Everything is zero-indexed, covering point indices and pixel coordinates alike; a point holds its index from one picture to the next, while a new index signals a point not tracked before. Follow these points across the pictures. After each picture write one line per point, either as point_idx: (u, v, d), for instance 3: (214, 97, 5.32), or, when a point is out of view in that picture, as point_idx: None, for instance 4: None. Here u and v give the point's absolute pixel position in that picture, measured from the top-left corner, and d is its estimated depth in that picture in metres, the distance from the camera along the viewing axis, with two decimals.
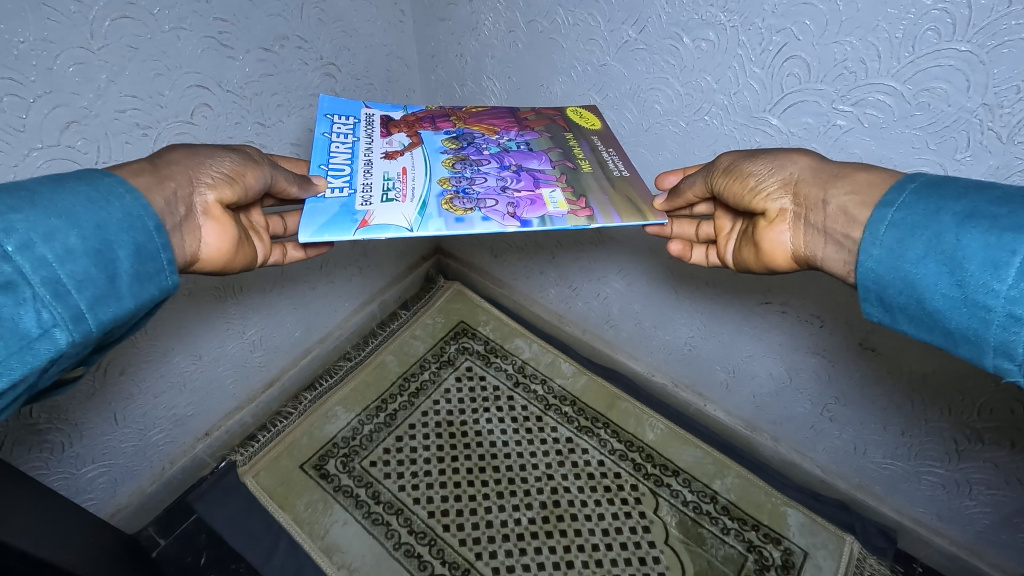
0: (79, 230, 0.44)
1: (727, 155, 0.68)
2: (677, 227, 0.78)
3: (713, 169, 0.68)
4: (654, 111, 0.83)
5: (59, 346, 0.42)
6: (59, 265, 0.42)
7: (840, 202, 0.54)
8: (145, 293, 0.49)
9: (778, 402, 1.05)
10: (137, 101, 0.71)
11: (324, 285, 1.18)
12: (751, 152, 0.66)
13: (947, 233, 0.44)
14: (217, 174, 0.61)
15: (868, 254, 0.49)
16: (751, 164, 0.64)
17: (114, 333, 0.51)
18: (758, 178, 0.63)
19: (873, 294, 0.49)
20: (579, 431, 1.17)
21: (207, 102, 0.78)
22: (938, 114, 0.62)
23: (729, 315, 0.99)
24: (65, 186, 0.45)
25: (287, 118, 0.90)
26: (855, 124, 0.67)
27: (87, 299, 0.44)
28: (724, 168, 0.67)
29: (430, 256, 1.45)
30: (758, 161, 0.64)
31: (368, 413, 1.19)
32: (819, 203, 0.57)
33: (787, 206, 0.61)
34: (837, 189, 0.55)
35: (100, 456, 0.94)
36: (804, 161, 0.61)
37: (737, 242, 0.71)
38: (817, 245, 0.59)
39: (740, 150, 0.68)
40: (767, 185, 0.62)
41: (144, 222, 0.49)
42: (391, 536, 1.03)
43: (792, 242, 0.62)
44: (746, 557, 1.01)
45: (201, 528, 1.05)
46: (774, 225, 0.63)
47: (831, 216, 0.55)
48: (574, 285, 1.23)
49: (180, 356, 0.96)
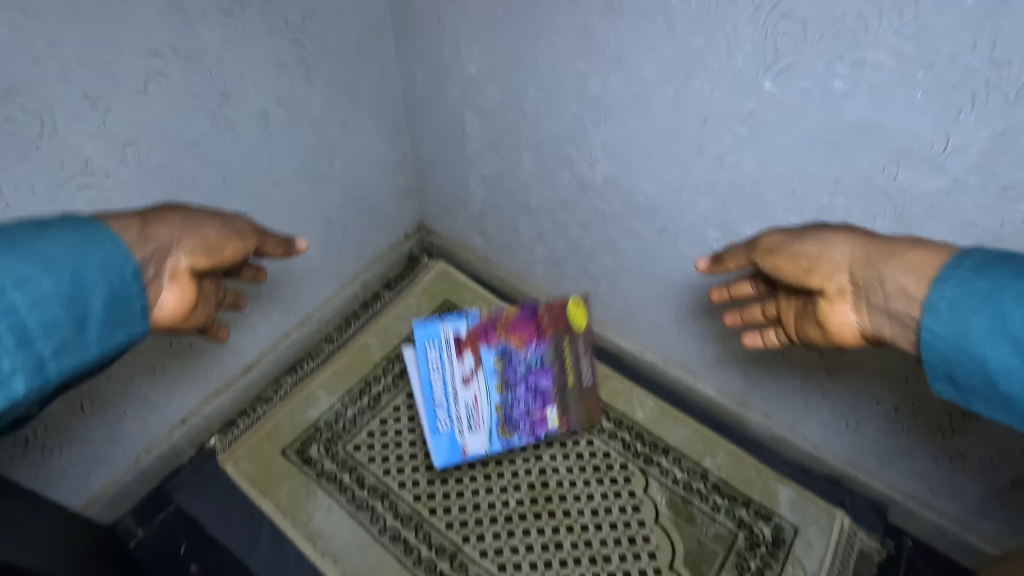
0: (56, 280, 0.49)
1: (773, 234, 0.67)
2: (745, 313, 0.74)
3: (758, 251, 0.67)
4: (642, 77, 0.79)
5: (13, 394, 0.48)
6: (28, 312, 0.48)
7: (898, 280, 0.53)
8: (109, 341, 0.54)
9: (770, 378, 1.03)
10: (83, 69, 0.65)
11: (302, 265, 1.13)
12: (797, 233, 0.65)
13: (1014, 318, 0.46)
14: (196, 241, 0.60)
15: (930, 329, 0.50)
16: (798, 246, 0.63)
17: (78, 380, 0.55)
18: (810, 258, 0.61)
19: (941, 371, 0.51)
20: (568, 411, 1.15)
21: (162, 71, 0.72)
22: (941, 74, 0.58)
23: (721, 291, 0.96)
24: (50, 233, 0.51)
25: (253, 88, 0.84)
26: (853, 87, 0.63)
27: (51, 348, 0.50)
28: (768, 249, 0.66)
29: (414, 233, 1.39)
30: (804, 241, 0.63)
31: (351, 396, 1.16)
32: (875, 281, 0.55)
33: (845, 286, 0.58)
34: (892, 267, 0.54)
35: (68, 446, 0.90)
36: (852, 242, 0.59)
37: (794, 321, 0.66)
38: (884, 326, 0.56)
39: (787, 227, 0.67)
40: (819, 263, 0.60)
41: (122, 267, 0.53)
42: (376, 521, 1.01)
43: (859, 322, 0.58)
44: (737, 534, 1.00)
45: (180, 518, 1.02)
46: (834, 303, 0.59)
47: (892, 296, 0.54)
48: (561, 263, 1.19)
49: (150, 342, 0.92)
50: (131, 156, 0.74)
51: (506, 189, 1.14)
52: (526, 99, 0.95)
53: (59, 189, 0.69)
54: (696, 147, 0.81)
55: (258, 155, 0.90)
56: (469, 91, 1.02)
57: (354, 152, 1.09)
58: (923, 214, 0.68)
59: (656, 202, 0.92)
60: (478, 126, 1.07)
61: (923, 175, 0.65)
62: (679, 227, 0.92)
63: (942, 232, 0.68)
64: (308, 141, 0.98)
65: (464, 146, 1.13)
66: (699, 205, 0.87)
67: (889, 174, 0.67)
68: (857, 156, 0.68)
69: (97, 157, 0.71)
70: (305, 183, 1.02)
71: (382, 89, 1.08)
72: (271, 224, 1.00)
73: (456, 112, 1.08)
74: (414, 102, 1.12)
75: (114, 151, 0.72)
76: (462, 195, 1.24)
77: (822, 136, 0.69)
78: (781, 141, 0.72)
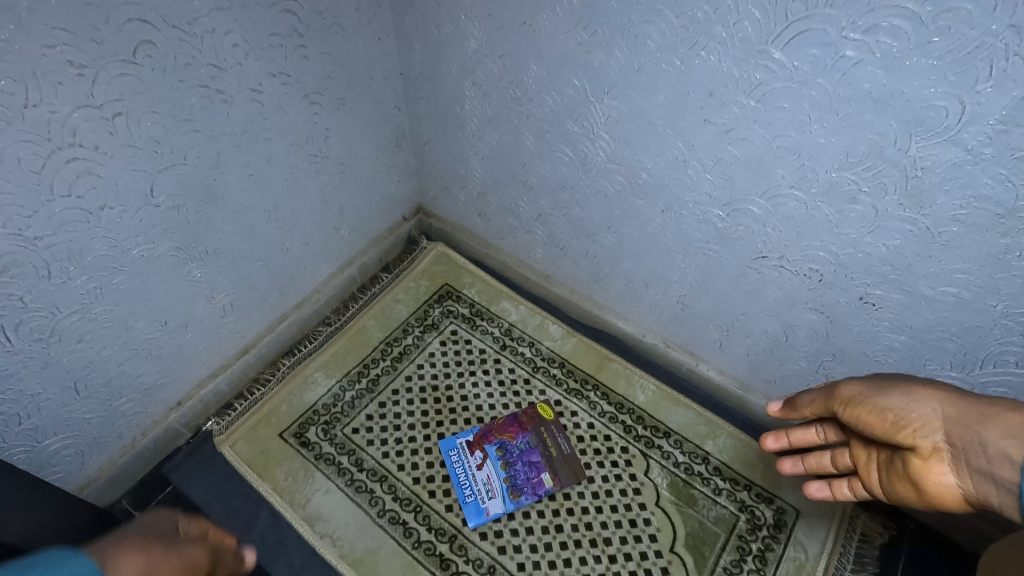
0: None
1: (848, 382, 0.71)
2: (809, 458, 0.84)
3: (834, 397, 0.72)
4: (646, 48, 0.77)
5: None
6: None
7: (1000, 445, 0.52)
8: None
9: (773, 361, 1.01)
10: (69, 35, 0.62)
11: (299, 246, 1.11)
12: (875, 380, 0.68)
13: None
14: None
15: None
16: (880, 396, 0.65)
17: None
18: (898, 412, 0.62)
19: None
20: (569, 394, 1.14)
21: (151, 39, 0.69)
22: (959, 39, 0.56)
23: (725, 271, 0.94)
24: None
25: (246, 60, 0.81)
26: (866, 54, 0.61)
27: None
28: (844, 398, 0.70)
29: (412, 216, 1.37)
30: (889, 393, 0.64)
31: (349, 379, 1.15)
32: (974, 443, 0.54)
33: (940, 444, 0.57)
34: (993, 432, 0.52)
35: (63, 428, 0.88)
36: (943, 400, 0.59)
37: (886, 473, 0.67)
38: (990, 491, 0.53)
39: (864, 376, 0.70)
40: (909, 420, 0.61)
41: None
42: (374, 503, 1.00)
43: (959, 484, 0.56)
44: (738, 517, 0.99)
45: (177, 500, 1.00)
46: (930, 463, 0.58)
47: (995, 461, 0.52)
48: (562, 244, 1.16)
49: (144, 321, 0.90)
50: (120, 127, 0.72)
51: (506, 169, 1.12)
52: (527, 74, 0.93)
53: (46, 162, 0.67)
54: (701, 121, 0.79)
55: (253, 130, 0.88)
56: (468, 66, 1.00)
57: (351, 129, 1.07)
58: (933, 187, 0.66)
59: (660, 179, 0.90)
60: (477, 102, 1.04)
61: (935, 147, 0.64)
62: (684, 205, 0.90)
63: (953, 207, 0.67)
64: (304, 117, 0.96)
65: (464, 123, 1.11)
66: (703, 182, 0.85)
67: (901, 145, 0.65)
68: (869, 127, 0.66)
69: (85, 129, 0.68)
70: (301, 160, 1.00)
71: (379, 65, 1.05)
72: (266, 202, 0.98)
73: (455, 89, 1.06)
74: (413, 78, 1.10)
75: (103, 122, 0.70)
76: (462, 174, 1.22)
77: (830, 107, 0.67)
78: (790, 113, 0.71)
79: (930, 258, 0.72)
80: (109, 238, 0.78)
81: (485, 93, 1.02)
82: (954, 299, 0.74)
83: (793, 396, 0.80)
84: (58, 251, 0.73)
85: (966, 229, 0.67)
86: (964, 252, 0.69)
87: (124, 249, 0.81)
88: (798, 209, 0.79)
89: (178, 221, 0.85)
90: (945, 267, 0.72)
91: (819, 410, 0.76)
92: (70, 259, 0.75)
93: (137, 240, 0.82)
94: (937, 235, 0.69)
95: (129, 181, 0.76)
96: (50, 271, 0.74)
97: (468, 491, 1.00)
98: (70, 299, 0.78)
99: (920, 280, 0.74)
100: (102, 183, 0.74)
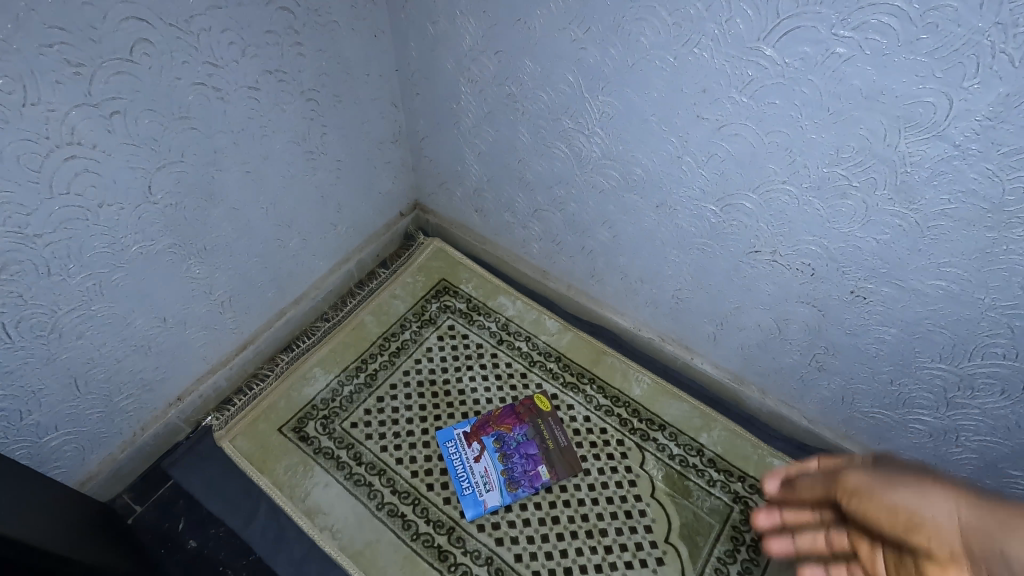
0: None
1: (855, 472, 0.52)
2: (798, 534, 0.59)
3: (840, 488, 0.53)
4: (639, 45, 0.77)
5: None
6: None
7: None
8: None
9: (766, 354, 1.02)
10: (66, 34, 0.63)
11: (296, 242, 1.11)
12: (885, 468, 0.49)
13: None
14: None
15: None
16: (885, 487, 0.46)
17: None
18: (907, 513, 0.42)
19: None
20: (565, 387, 1.15)
21: (148, 37, 0.70)
22: (946, 37, 0.57)
23: (719, 266, 0.95)
24: None
25: (242, 58, 0.82)
26: (856, 51, 0.62)
27: None
28: (848, 489, 0.51)
29: (409, 212, 1.38)
30: (898, 487, 0.44)
31: (348, 374, 1.16)
32: (993, 557, 0.35)
33: (955, 547, 0.37)
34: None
35: (65, 424, 0.89)
36: (961, 497, 0.39)
37: None
38: None
39: (871, 463, 0.52)
40: (920, 521, 0.40)
41: None
42: (373, 496, 1.01)
43: None
44: (732, 508, 1.01)
45: (178, 494, 1.01)
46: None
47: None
48: (558, 239, 1.17)
49: (144, 318, 0.91)
50: (118, 125, 0.72)
51: (502, 164, 1.12)
52: (522, 70, 0.94)
53: (45, 160, 0.68)
54: (694, 118, 0.79)
55: (250, 127, 0.89)
56: (463, 63, 1.01)
57: (347, 125, 1.07)
58: (922, 182, 0.67)
59: (654, 175, 0.91)
60: (473, 98, 1.05)
61: (924, 143, 0.65)
62: (678, 201, 0.91)
63: (941, 201, 0.68)
64: (300, 114, 0.96)
65: (460, 120, 1.11)
66: (696, 178, 0.86)
67: (891, 141, 0.66)
68: (858, 124, 0.67)
69: (83, 127, 0.69)
70: (297, 156, 1.00)
71: (375, 61, 1.06)
72: (264, 199, 0.99)
73: (451, 86, 1.06)
74: (409, 75, 1.11)
75: (101, 120, 0.70)
76: (458, 170, 1.22)
77: (821, 103, 0.68)
78: (781, 109, 0.71)
79: (920, 252, 0.73)
80: (109, 235, 0.79)
81: (481, 89, 1.02)
82: (943, 293, 0.75)
83: (793, 474, 0.64)
84: (58, 248, 0.74)
85: (954, 223, 0.68)
86: (952, 247, 0.70)
87: (123, 246, 0.81)
88: (791, 205, 0.80)
89: (176, 218, 0.86)
90: (934, 261, 0.73)
91: (820, 497, 0.58)
92: (70, 257, 0.76)
93: (137, 237, 0.82)
94: (926, 229, 0.70)
95: (127, 179, 0.77)
96: (50, 269, 0.75)
97: (466, 484, 1.02)
98: (70, 296, 0.79)
99: (910, 274, 0.76)
100: (100, 181, 0.74)
